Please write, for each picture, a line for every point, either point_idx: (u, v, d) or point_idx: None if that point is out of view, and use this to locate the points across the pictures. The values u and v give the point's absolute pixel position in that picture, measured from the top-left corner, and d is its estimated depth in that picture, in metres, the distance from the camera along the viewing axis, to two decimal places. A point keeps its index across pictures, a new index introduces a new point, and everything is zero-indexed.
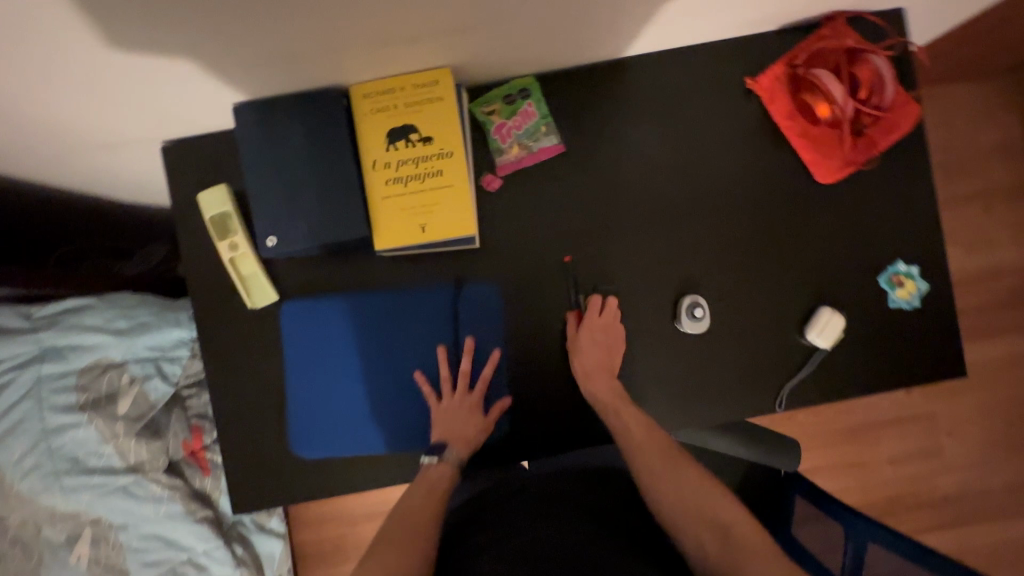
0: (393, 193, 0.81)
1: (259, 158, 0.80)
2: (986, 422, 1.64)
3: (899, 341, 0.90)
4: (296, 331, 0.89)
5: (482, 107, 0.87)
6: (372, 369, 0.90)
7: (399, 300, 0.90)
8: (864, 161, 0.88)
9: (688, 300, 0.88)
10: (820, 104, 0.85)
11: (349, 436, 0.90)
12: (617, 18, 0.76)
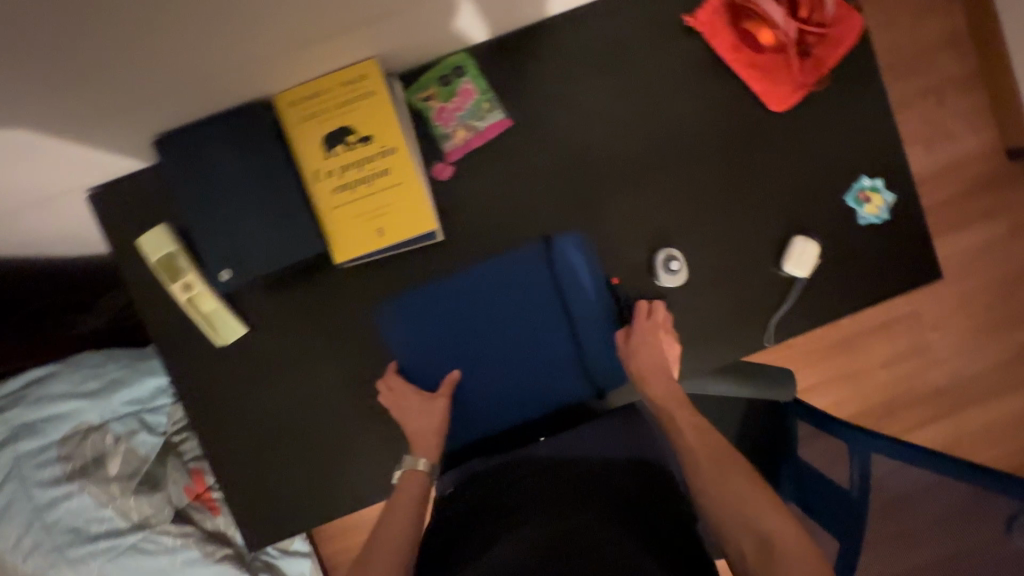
0: (342, 202, 0.77)
1: (196, 188, 0.76)
2: (967, 310, 1.69)
3: (874, 257, 0.91)
4: (406, 327, 0.88)
5: (418, 93, 0.83)
6: (490, 346, 0.89)
7: (503, 268, 0.88)
8: (814, 82, 0.86)
9: (663, 254, 0.87)
10: (761, 31, 0.82)
11: (484, 414, 0.91)
12: None
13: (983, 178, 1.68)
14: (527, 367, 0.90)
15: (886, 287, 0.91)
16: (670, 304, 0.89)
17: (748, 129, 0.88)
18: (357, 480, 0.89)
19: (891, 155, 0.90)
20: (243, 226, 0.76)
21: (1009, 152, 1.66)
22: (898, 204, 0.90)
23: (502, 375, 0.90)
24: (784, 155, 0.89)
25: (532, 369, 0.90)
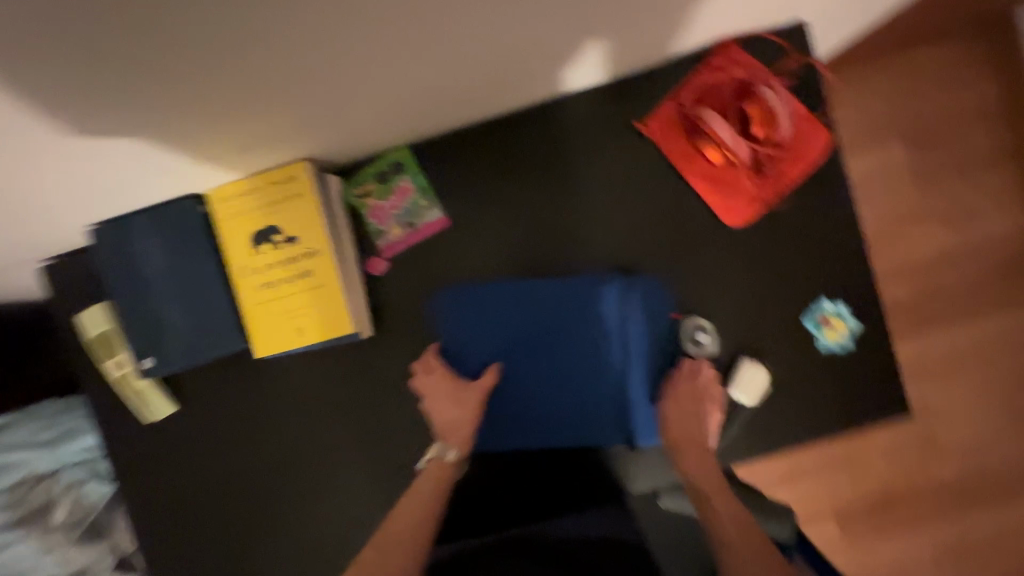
0: (265, 299, 0.77)
1: (124, 278, 0.77)
2: None
3: (835, 384, 0.84)
4: (453, 326, 0.84)
5: (354, 190, 0.83)
6: (529, 363, 0.84)
7: (557, 293, 0.82)
8: (772, 198, 0.81)
9: (691, 323, 0.82)
10: (709, 147, 0.79)
11: (509, 435, 0.86)
12: (467, 83, 0.69)
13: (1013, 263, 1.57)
14: (569, 399, 0.84)
15: (849, 417, 0.84)
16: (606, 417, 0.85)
17: (702, 241, 0.82)
18: (275, 566, 0.88)
19: (859, 276, 0.83)
20: (168, 317, 0.78)
21: None
22: (865, 327, 0.83)
23: (541, 400, 0.84)
24: (740, 272, 0.82)
25: (574, 402, 0.84)
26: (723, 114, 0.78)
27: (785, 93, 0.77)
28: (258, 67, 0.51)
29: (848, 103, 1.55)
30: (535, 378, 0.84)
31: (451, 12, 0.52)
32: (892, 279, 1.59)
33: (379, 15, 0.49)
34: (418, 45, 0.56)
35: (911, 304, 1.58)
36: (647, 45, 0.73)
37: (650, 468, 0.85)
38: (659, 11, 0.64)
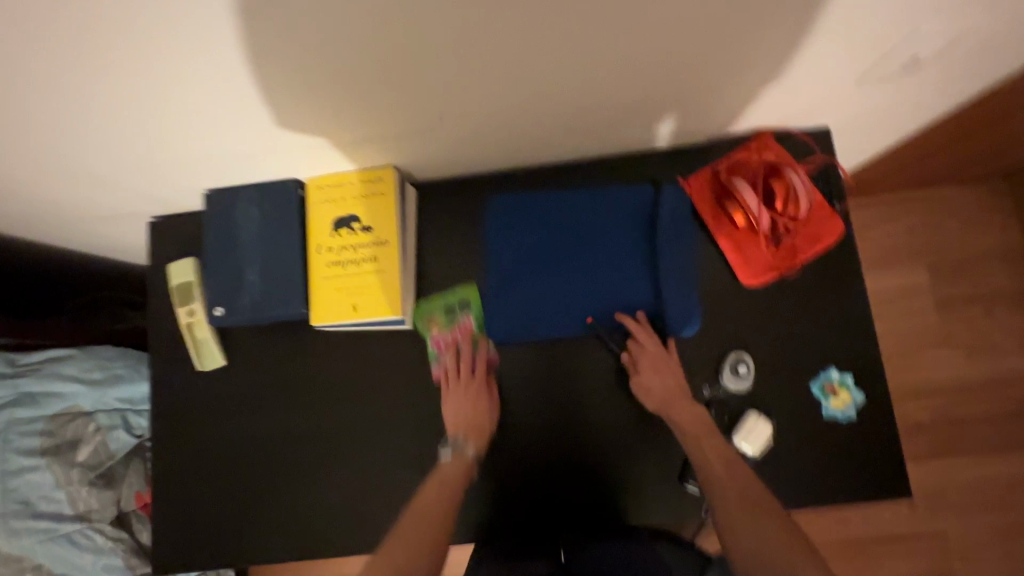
0: (331, 275, 0.89)
1: (221, 235, 0.91)
2: (1004, 547, 1.54)
3: (836, 453, 0.87)
4: (495, 232, 0.94)
5: (423, 316, 0.94)
6: (567, 259, 0.93)
7: (603, 196, 0.93)
8: (787, 268, 0.90)
9: (733, 356, 0.88)
10: (735, 210, 0.90)
11: (539, 323, 0.92)
12: (543, 125, 0.85)
13: None
14: (601, 283, 0.91)
15: (851, 490, 0.86)
16: (613, 443, 0.90)
17: (720, 295, 0.92)
18: (273, 533, 0.92)
19: (867, 355, 0.88)
20: (245, 274, 0.89)
21: None
22: (871, 403, 0.88)
23: (573, 292, 0.92)
24: (754, 326, 0.90)
25: (611, 287, 0.91)
26: (753, 185, 0.89)
27: (808, 181, 0.89)
28: (395, 76, 0.67)
29: (874, 226, 1.68)
30: (569, 273, 0.92)
31: (542, 59, 0.68)
32: (912, 397, 1.61)
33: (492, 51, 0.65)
34: (513, 79, 0.72)
35: (931, 426, 1.60)
36: (690, 121, 0.89)
37: (655, 488, 0.88)
38: (701, 89, 0.79)
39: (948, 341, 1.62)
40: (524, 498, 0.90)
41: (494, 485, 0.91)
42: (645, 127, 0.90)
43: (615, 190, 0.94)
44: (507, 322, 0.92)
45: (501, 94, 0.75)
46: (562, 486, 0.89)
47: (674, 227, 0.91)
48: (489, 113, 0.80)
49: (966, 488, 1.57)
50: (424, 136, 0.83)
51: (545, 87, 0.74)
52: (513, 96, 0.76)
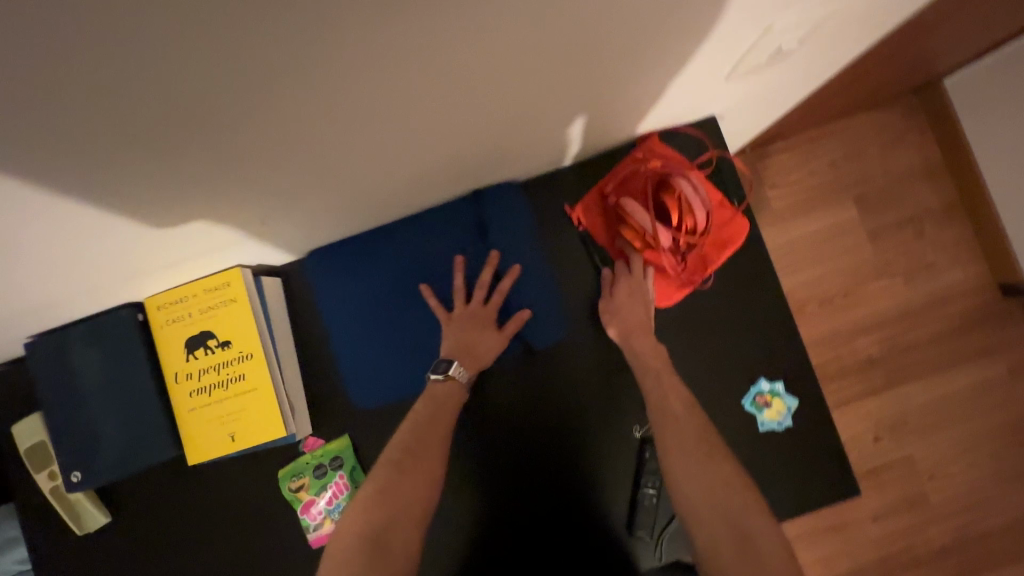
0: (199, 404, 0.77)
1: (57, 390, 0.77)
2: (968, 460, 1.57)
3: (781, 464, 0.82)
4: (323, 287, 0.85)
5: (289, 483, 0.82)
6: (399, 297, 0.85)
7: (421, 220, 0.84)
8: (701, 280, 0.83)
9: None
10: (630, 233, 0.83)
11: (389, 375, 0.85)
12: (392, 187, 0.73)
13: (975, 313, 1.60)
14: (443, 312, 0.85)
15: (801, 498, 0.82)
16: (563, 496, 0.83)
17: None
18: None
19: (794, 356, 0.84)
20: (97, 429, 0.77)
21: (1001, 286, 1.58)
22: (805, 403, 0.83)
23: (412, 330, 0.85)
24: (673, 349, 0.84)
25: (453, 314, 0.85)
26: (644, 202, 0.82)
27: (703, 182, 0.82)
28: (166, 186, 0.54)
29: (796, 169, 1.63)
30: (401, 311, 0.85)
31: (363, 135, 0.57)
32: (863, 333, 1.59)
33: (295, 141, 0.53)
34: (337, 157, 0.60)
35: (884, 358, 1.59)
36: (562, 144, 0.79)
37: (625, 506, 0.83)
38: (557, 116, 0.69)
39: (886, 271, 1.60)
40: (506, 571, 0.83)
41: (471, 564, 0.83)
42: (517, 160, 0.79)
43: (431, 212, 0.85)
44: (364, 387, 0.85)
45: (334, 173, 0.64)
46: (541, 549, 0.83)
47: (508, 233, 0.85)
48: (331, 190, 0.68)
49: (926, 411, 1.58)
50: (264, 229, 0.71)
51: (383, 154, 0.63)
52: (349, 170, 0.64)
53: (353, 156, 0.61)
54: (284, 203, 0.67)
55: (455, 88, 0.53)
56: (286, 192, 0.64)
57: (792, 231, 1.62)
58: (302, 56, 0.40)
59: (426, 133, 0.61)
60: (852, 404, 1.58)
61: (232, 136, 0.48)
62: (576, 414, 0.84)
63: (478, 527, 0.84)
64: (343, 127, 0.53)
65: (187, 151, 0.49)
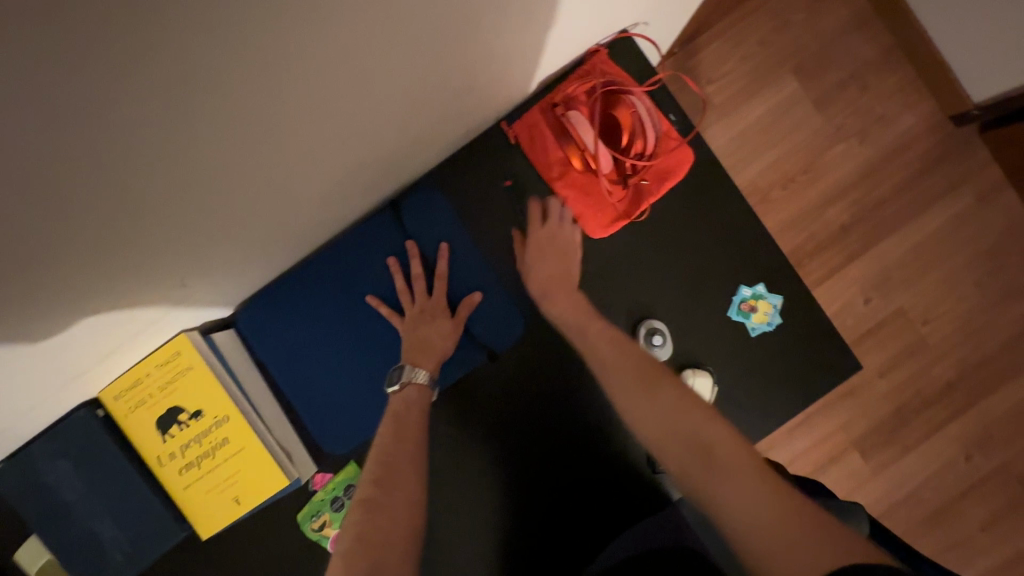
0: (193, 479, 0.74)
1: (42, 509, 0.73)
2: (955, 295, 1.60)
3: (779, 362, 0.82)
4: (268, 335, 0.81)
5: (311, 523, 0.81)
6: (342, 331, 0.82)
7: (345, 248, 0.81)
8: (639, 213, 0.79)
9: (644, 328, 0.79)
10: (573, 150, 0.78)
11: (351, 413, 0.82)
12: (308, 201, 0.67)
13: (933, 153, 1.59)
14: (387, 336, 0.82)
15: (807, 389, 0.82)
16: (580, 457, 0.83)
17: (603, 268, 0.81)
18: None
19: (767, 254, 0.82)
20: (99, 533, 0.74)
21: (953, 118, 1.57)
22: (789, 296, 0.82)
23: (361, 364, 0.82)
24: (649, 282, 0.81)
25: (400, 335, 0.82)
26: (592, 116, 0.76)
27: (653, 104, 0.77)
28: (47, 285, 0.47)
29: (728, 58, 1.57)
30: (346, 346, 0.82)
31: (246, 158, 0.51)
32: (831, 203, 1.59)
33: (171, 186, 0.48)
34: (233, 190, 0.55)
35: (857, 222, 1.59)
36: (476, 104, 0.72)
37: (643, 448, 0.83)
38: (457, 77, 0.62)
39: (840, 136, 1.58)
40: (549, 539, 0.83)
41: (515, 544, 0.83)
42: (434, 135, 0.74)
43: (352, 238, 0.82)
44: (334, 430, 0.82)
45: (239, 207, 0.58)
46: (577, 506, 0.83)
47: (435, 237, 0.81)
48: (246, 227, 0.63)
49: (907, 260, 1.60)
50: (194, 289, 0.67)
51: (282, 173, 0.58)
52: (253, 200, 0.59)
53: (248, 183, 0.56)
54: (201, 257, 0.62)
55: (325, 77, 0.47)
56: (198, 246, 0.59)
57: (739, 123, 1.58)
58: (102, 82, 0.33)
59: (318, 136, 0.56)
60: (836, 275, 1.60)
61: (88, 202, 0.43)
62: (567, 376, 0.83)
63: (509, 516, 0.83)
64: (217, 155, 0.48)
65: (49, 238, 0.43)
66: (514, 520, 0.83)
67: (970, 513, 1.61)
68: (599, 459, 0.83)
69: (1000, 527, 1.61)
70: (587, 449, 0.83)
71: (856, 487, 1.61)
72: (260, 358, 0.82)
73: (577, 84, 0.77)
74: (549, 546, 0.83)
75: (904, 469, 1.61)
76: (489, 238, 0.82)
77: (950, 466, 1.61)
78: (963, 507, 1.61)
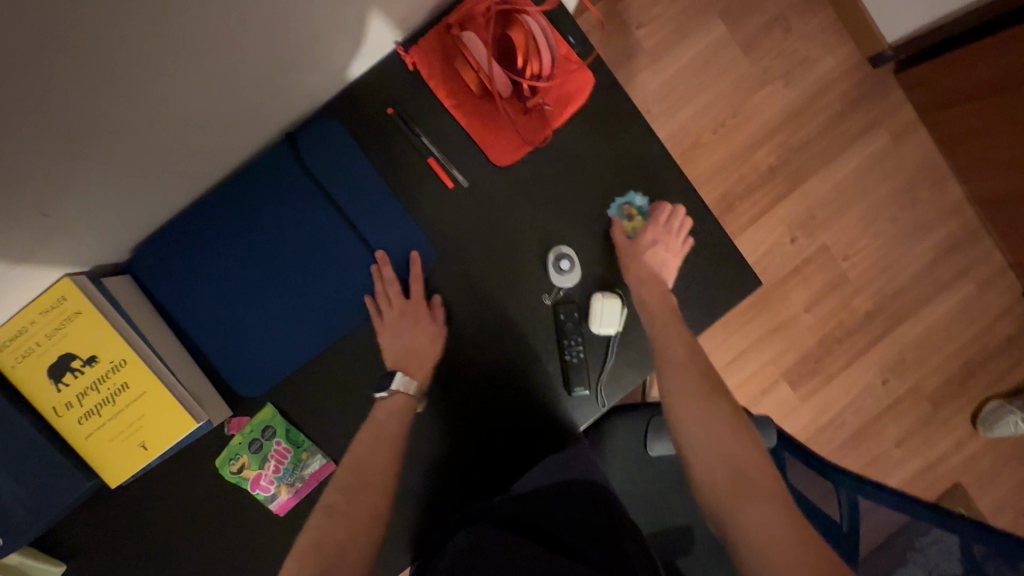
0: (94, 428, 0.72)
1: None
2: (873, 230, 1.69)
3: (687, 282, 0.85)
4: (169, 280, 0.79)
5: (229, 467, 0.80)
6: (248, 272, 0.80)
7: (245, 186, 0.79)
8: (542, 139, 0.80)
9: (553, 255, 0.81)
10: (470, 74, 0.76)
11: (264, 355, 0.80)
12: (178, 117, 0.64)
13: (852, 93, 1.65)
14: (296, 275, 0.80)
15: (713, 308, 0.85)
16: (500, 385, 0.84)
17: (510, 196, 0.82)
18: None
19: (670, 178, 0.84)
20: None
21: (870, 59, 1.63)
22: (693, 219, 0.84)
23: (269, 304, 0.80)
24: (556, 209, 0.82)
25: (309, 273, 0.80)
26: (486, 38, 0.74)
27: (549, 24, 0.75)
28: None
29: (657, 2, 1.57)
30: (253, 287, 0.80)
31: (94, 47, 0.50)
32: (759, 145, 1.63)
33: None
34: (88, 86, 0.53)
35: (784, 163, 1.65)
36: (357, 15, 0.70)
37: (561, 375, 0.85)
38: None
39: (765, 78, 1.62)
40: (478, 484, 0.86)
41: (445, 493, 0.85)
42: (322, 56, 0.72)
43: (253, 176, 0.79)
44: (251, 373, 0.80)
45: (97, 110, 0.56)
46: (500, 447, 0.85)
47: (339, 172, 0.80)
48: (114, 138, 0.61)
49: (830, 199, 1.67)
50: (64, 218, 0.64)
51: (144, 74, 0.56)
52: (116, 104, 0.57)
53: (105, 82, 0.54)
54: (68, 168, 0.59)
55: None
56: (58, 155, 0.57)
57: (670, 67, 1.58)
58: None
59: (179, 33, 0.55)
60: (765, 215, 1.66)
61: None
62: (485, 311, 0.83)
63: (436, 453, 0.85)
64: (64, 39, 0.47)
65: None
66: (441, 460, 0.85)
67: (887, 431, 1.75)
68: (524, 393, 0.85)
69: (912, 442, 1.76)
70: (511, 381, 0.85)
71: (787, 414, 1.72)
72: (162, 306, 0.79)
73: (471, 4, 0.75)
74: (479, 489, 0.86)
75: (829, 395, 1.73)
76: (395, 172, 0.81)
77: (869, 389, 1.74)
78: (881, 426, 1.75)
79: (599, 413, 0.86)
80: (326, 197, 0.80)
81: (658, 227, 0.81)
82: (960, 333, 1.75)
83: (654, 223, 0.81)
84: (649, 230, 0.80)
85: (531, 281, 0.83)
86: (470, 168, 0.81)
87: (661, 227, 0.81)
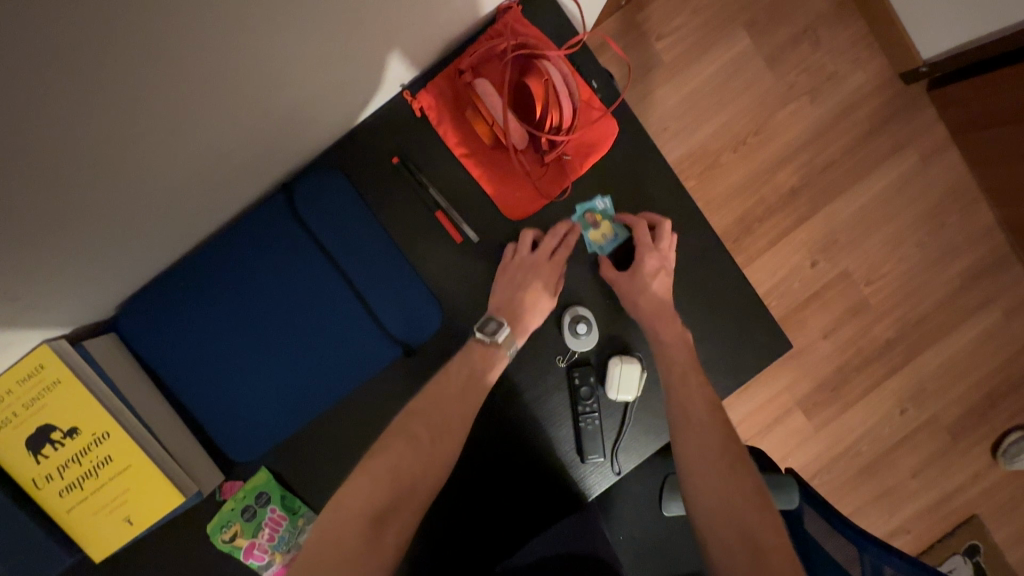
0: (77, 501, 0.67)
1: None
2: (897, 254, 1.61)
3: (711, 344, 0.79)
4: (155, 339, 0.74)
5: (221, 535, 0.75)
6: (239, 332, 0.74)
7: (236, 240, 0.74)
8: (559, 192, 0.75)
9: (569, 316, 0.76)
10: (482, 126, 0.71)
11: (256, 420, 0.75)
12: (163, 170, 0.58)
13: (883, 111, 1.56)
14: (291, 335, 0.74)
15: (738, 371, 0.79)
16: (508, 450, 0.79)
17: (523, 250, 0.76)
18: None
19: (695, 231, 0.78)
20: None
21: (902, 76, 1.54)
22: (717, 275, 0.78)
23: (262, 366, 0.75)
24: (571, 266, 0.77)
25: (305, 332, 0.74)
26: (499, 88, 0.69)
27: (570, 70, 0.69)
28: None
29: (678, 12, 1.48)
30: (245, 347, 0.74)
31: (62, 114, 0.44)
32: (781, 166, 1.55)
33: None
34: (56, 154, 0.47)
35: (807, 184, 1.57)
36: (360, 57, 0.63)
37: (574, 442, 0.79)
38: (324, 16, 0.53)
39: (790, 95, 1.53)
40: (481, 557, 0.81)
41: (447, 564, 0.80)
42: (323, 100, 0.66)
43: (245, 227, 0.74)
44: (244, 438, 0.75)
45: (69, 172, 0.50)
46: (506, 516, 0.80)
47: (338, 225, 0.74)
48: (91, 201, 0.55)
49: (853, 222, 1.59)
50: (42, 283, 0.58)
51: (123, 135, 0.51)
52: (91, 167, 0.51)
53: (77, 148, 0.48)
54: (36, 235, 0.53)
55: (152, 17, 0.41)
56: (24, 224, 0.50)
57: (691, 82, 1.50)
58: None
59: (160, 89, 0.49)
60: (784, 237, 1.58)
61: None
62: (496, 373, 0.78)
63: (438, 522, 0.80)
64: (25, 110, 0.41)
65: None
66: (443, 530, 0.80)
67: (902, 462, 1.69)
68: (534, 460, 0.80)
69: (928, 474, 1.70)
70: (520, 447, 0.79)
71: (800, 444, 1.65)
72: (150, 365, 0.75)
73: (485, 50, 0.70)
74: (483, 561, 0.81)
75: (845, 425, 1.66)
76: (400, 224, 0.76)
77: (887, 419, 1.67)
78: (896, 457, 1.69)
79: (613, 480, 0.81)
80: (324, 252, 0.74)
81: (647, 246, 0.73)
82: (983, 364, 1.68)
83: (644, 243, 0.73)
84: (645, 258, 0.73)
85: (544, 341, 0.77)
86: (481, 220, 0.76)
87: (654, 251, 0.73)
